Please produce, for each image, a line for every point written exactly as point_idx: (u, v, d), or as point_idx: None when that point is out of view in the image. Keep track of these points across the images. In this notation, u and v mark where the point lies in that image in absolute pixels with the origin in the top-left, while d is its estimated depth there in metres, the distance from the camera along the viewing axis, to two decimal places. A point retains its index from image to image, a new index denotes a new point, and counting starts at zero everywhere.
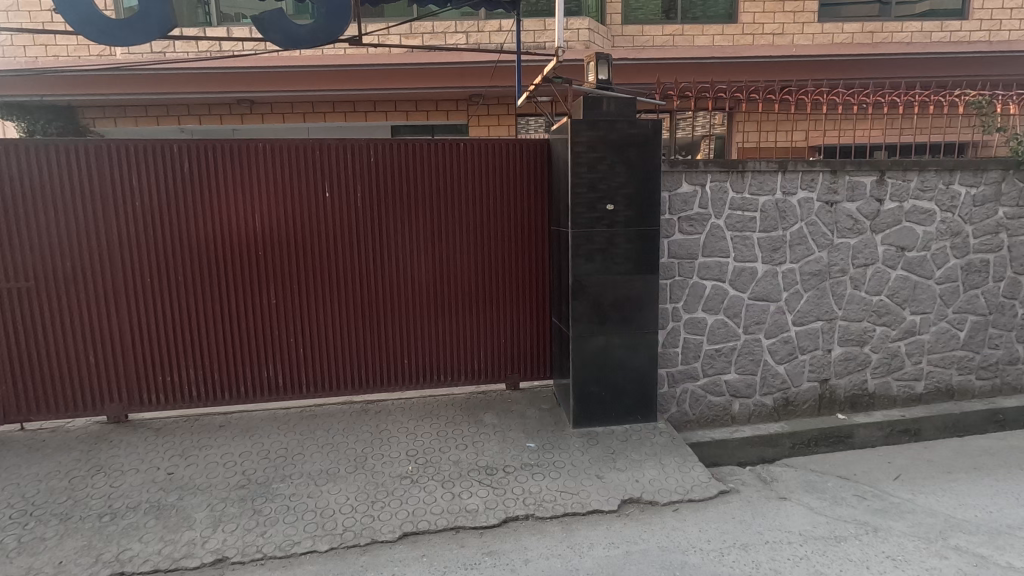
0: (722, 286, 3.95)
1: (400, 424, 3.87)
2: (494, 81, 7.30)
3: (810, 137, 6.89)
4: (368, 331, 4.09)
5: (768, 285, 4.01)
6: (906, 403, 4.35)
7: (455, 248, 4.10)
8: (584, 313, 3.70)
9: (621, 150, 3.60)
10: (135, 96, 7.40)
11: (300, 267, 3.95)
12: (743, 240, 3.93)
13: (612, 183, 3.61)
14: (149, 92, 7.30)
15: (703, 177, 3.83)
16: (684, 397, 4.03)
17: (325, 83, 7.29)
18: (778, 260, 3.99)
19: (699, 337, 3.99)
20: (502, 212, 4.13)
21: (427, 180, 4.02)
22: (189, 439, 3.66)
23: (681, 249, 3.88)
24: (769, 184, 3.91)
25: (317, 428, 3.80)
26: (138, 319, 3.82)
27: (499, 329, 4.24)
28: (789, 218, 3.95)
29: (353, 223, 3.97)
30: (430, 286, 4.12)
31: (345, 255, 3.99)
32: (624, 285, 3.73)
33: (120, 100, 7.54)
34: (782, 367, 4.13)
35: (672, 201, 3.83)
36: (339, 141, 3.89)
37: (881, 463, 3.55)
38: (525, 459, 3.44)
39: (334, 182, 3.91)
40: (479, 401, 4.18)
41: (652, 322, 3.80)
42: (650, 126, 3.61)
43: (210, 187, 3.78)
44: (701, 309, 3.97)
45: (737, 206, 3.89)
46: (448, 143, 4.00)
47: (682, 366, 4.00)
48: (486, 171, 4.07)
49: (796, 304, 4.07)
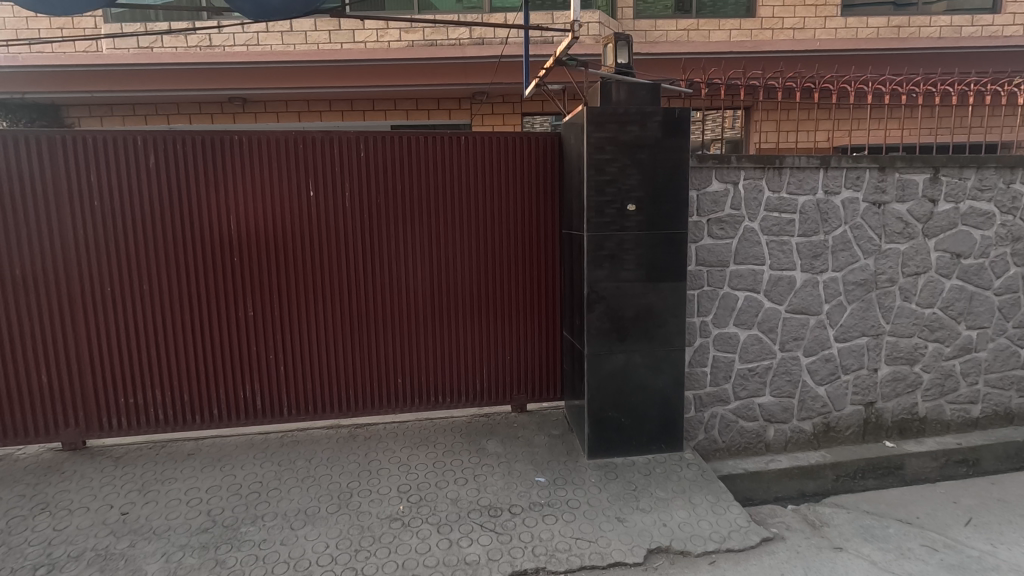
0: (756, 298, 3.50)
1: (392, 452, 3.42)
2: (499, 77, 6.88)
3: (835, 137, 6.44)
4: (356, 347, 3.66)
5: (808, 297, 3.55)
6: (961, 428, 3.88)
7: (456, 255, 3.67)
8: (601, 328, 3.25)
9: (641, 143, 3.16)
10: (121, 94, 7.01)
11: (281, 274, 3.52)
12: (780, 245, 3.47)
13: (629, 181, 3.17)
14: (136, 89, 6.91)
15: (736, 173, 3.38)
16: (713, 422, 3.57)
17: (320, 80, 6.88)
18: (819, 268, 3.53)
19: (730, 355, 3.53)
20: (509, 215, 3.70)
21: (425, 178, 3.59)
22: (152, 471, 3.22)
23: (711, 256, 3.42)
24: (809, 183, 3.46)
25: (298, 458, 3.36)
26: (97, 334, 3.40)
27: (503, 345, 3.80)
28: (831, 220, 3.50)
29: (342, 227, 3.54)
30: (425, 296, 3.68)
31: (330, 261, 3.55)
32: (646, 297, 3.29)
33: (105, 98, 7.14)
34: (823, 389, 3.66)
35: (700, 201, 3.38)
36: (325, 133, 3.47)
37: (945, 502, 3.09)
38: (534, 497, 2.98)
39: (319, 179, 3.49)
40: (481, 426, 3.73)
41: (677, 338, 3.35)
42: (676, 114, 3.16)
43: (178, 184, 3.36)
44: (733, 323, 3.50)
45: (774, 207, 3.44)
46: (447, 136, 3.57)
47: (712, 389, 3.54)
48: (491, 170, 3.65)
49: (838, 318, 3.61)
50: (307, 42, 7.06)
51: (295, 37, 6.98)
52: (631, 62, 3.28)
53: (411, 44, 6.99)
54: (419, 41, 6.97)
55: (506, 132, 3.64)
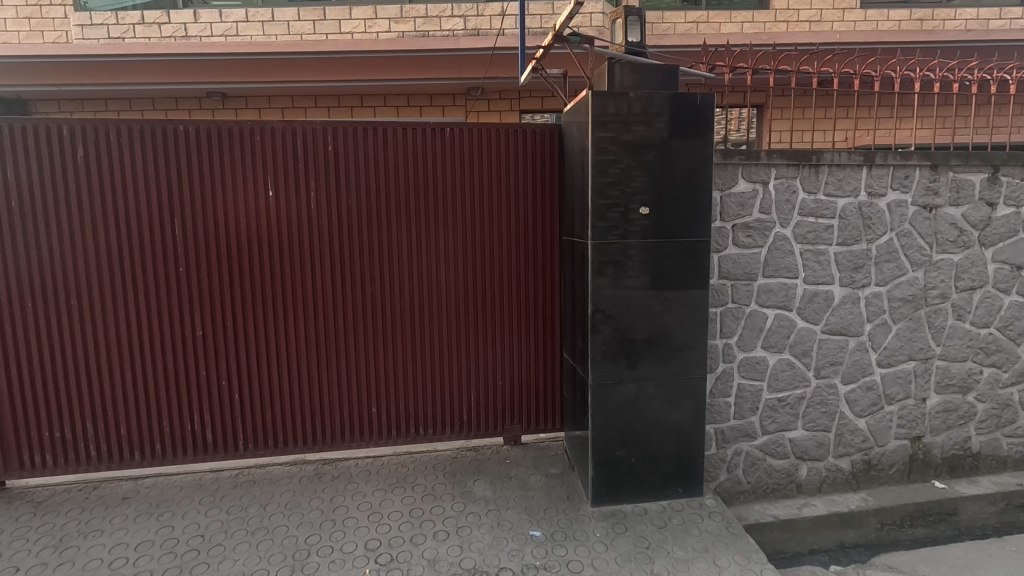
0: (788, 316, 3.00)
1: (363, 496, 2.92)
2: (496, 70, 6.37)
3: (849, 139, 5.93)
4: (324, 371, 3.16)
5: (847, 316, 3.05)
6: (1020, 465, 3.39)
7: (441, 265, 3.18)
8: (609, 353, 2.76)
9: (658, 135, 2.67)
10: (90, 88, 6.46)
11: (235, 286, 3.02)
12: (817, 256, 2.98)
13: (635, 182, 2.67)
14: (106, 83, 6.37)
15: (766, 171, 2.89)
16: (737, 461, 3.07)
17: (303, 73, 6.35)
18: (861, 282, 3.04)
19: (757, 383, 3.03)
20: (501, 219, 3.21)
21: (405, 177, 3.10)
22: (74, 522, 2.70)
23: (736, 268, 2.93)
24: (850, 182, 2.96)
25: (251, 503, 2.85)
26: (17, 355, 2.91)
27: (494, 368, 3.31)
28: (875, 227, 3.01)
29: (308, 232, 3.05)
30: (405, 313, 3.19)
31: (294, 272, 3.06)
32: (661, 316, 2.80)
33: (73, 92, 6.58)
34: (863, 422, 3.16)
35: (724, 203, 2.89)
36: (287, 123, 2.97)
37: None
38: (529, 557, 2.48)
39: (280, 177, 2.99)
40: (469, 462, 3.23)
41: (697, 365, 2.85)
42: (696, 100, 2.67)
43: (112, 180, 2.87)
44: (761, 346, 3.01)
45: (810, 211, 2.95)
46: (430, 128, 3.08)
47: (736, 422, 3.05)
48: (481, 167, 3.16)
49: (882, 340, 3.11)
50: (289, 32, 6.55)
51: (277, 27, 6.47)
52: (644, 42, 2.82)
53: (402, 35, 6.50)
54: (410, 32, 6.48)
55: (498, 123, 3.15)
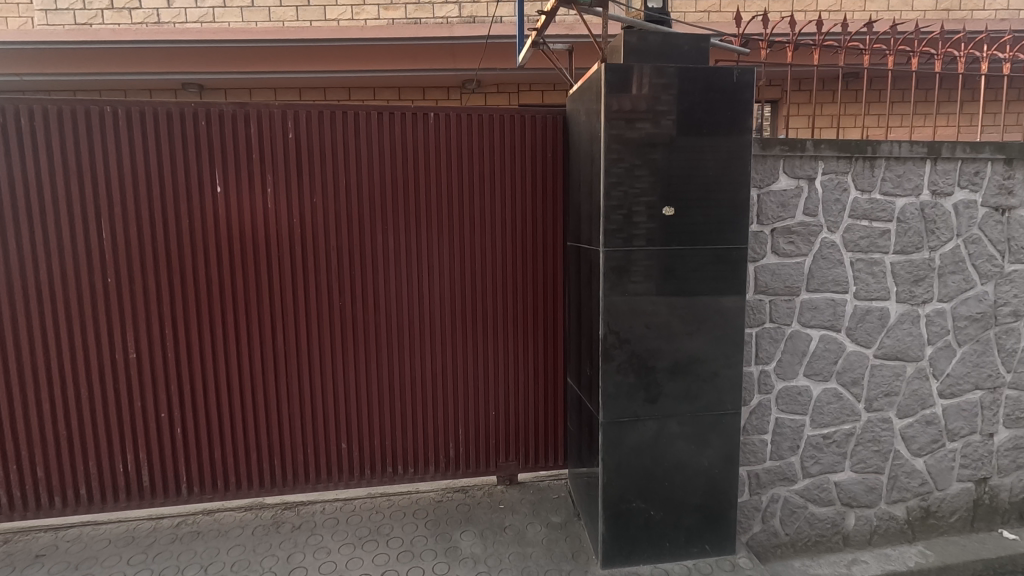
0: (835, 338, 2.51)
1: (326, 553, 2.40)
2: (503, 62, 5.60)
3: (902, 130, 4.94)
4: (283, 399, 2.67)
5: (904, 338, 2.57)
6: None
7: (424, 274, 2.70)
8: (625, 385, 2.28)
9: (684, 119, 2.18)
10: (38, 78, 5.56)
11: (176, 299, 2.53)
12: (871, 267, 2.49)
13: (638, 181, 2.18)
14: (56, 73, 5.46)
15: (811, 165, 2.41)
16: (772, 509, 2.59)
17: (284, 63, 5.49)
18: (922, 297, 2.55)
19: (798, 417, 2.55)
20: (495, 222, 2.73)
21: (380, 171, 2.61)
22: None
23: (776, 281, 2.44)
24: (911, 179, 2.48)
25: (189, 565, 2.34)
26: None
27: (486, 395, 2.82)
28: (939, 231, 2.52)
29: (264, 235, 2.55)
30: (380, 330, 2.70)
31: (247, 282, 2.57)
32: (687, 339, 2.32)
33: (20, 83, 5.70)
34: (921, 462, 2.68)
35: (762, 202, 2.40)
36: (238, 105, 2.48)
37: None
38: None
39: (231, 169, 2.50)
40: (456, 509, 2.72)
41: (730, 398, 2.37)
42: (732, 77, 2.19)
43: (24, 172, 2.37)
44: (803, 374, 2.52)
45: (863, 213, 2.46)
46: (411, 112, 2.60)
47: (773, 463, 2.56)
48: (470, 160, 2.68)
49: (945, 365, 2.63)
50: (271, 19, 5.61)
51: (257, 12, 5.52)
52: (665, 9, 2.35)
53: (392, 23, 5.63)
54: (400, 20, 5.62)
55: (490, 109, 2.67)
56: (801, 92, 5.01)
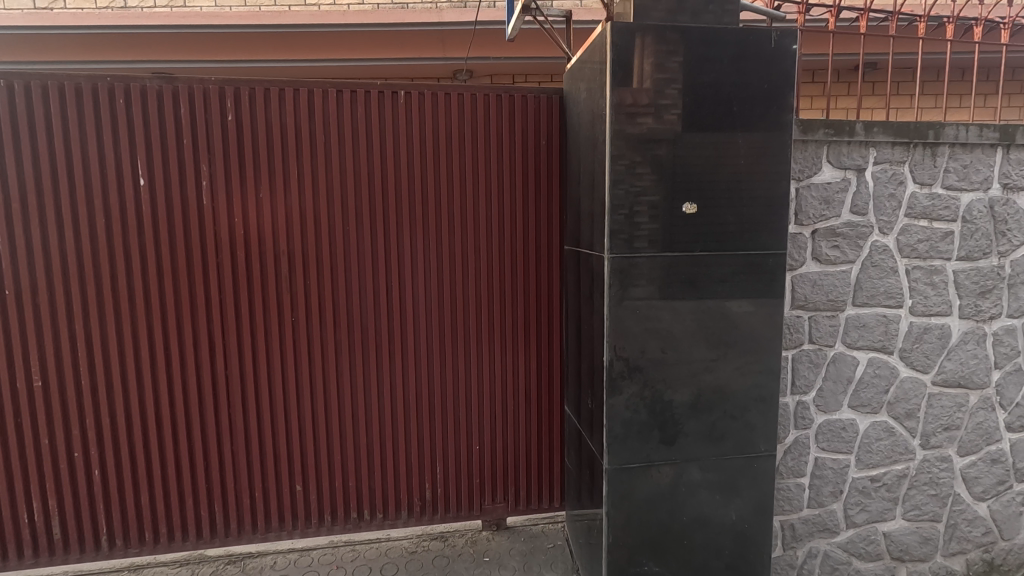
0: (886, 362, 2.09)
1: None
2: (502, 53, 5.05)
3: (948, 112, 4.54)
4: (223, 434, 2.23)
5: (968, 361, 2.14)
6: None
7: (391, 283, 2.27)
8: (635, 424, 1.86)
9: (709, 95, 1.75)
10: None
11: (91, 316, 2.09)
12: (931, 277, 2.07)
13: (634, 180, 1.75)
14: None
15: (861, 153, 1.99)
16: (808, 565, 2.16)
17: (259, 53, 4.79)
18: (989, 312, 2.13)
19: (841, 457, 2.12)
20: (477, 222, 2.30)
21: (342, 162, 2.18)
22: None
23: (817, 293, 2.02)
24: (979, 170, 2.05)
25: None
26: None
27: (467, 424, 2.40)
28: (1011, 233, 2.10)
29: (198, 237, 2.12)
30: (339, 349, 2.27)
31: (179, 293, 2.14)
32: (712, 368, 1.89)
33: None
34: (984, 507, 2.25)
35: (801, 198, 1.98)
36: (168, 82, 2.05)
37: None
38: None
39: (158, 158, 2.06)
40: (433, 565, 2.27)
41: (763, 438, 1.94)
42: (769, 42, 1.77)
43: None
44: (848, 406, 2.10)
45: (922, 211, 2.04)
46: (378, 92, 2.17)
47: (810, 512, 2.14)
48: (449, 148, 2.25)
49: (1014, 393, 2.20)
50: (246, 4, 4.88)
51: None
52: None
53: (376, 7, 4.89)
54: (386, 5, 4.90)
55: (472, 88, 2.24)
56: (840, 84, 4.58)
